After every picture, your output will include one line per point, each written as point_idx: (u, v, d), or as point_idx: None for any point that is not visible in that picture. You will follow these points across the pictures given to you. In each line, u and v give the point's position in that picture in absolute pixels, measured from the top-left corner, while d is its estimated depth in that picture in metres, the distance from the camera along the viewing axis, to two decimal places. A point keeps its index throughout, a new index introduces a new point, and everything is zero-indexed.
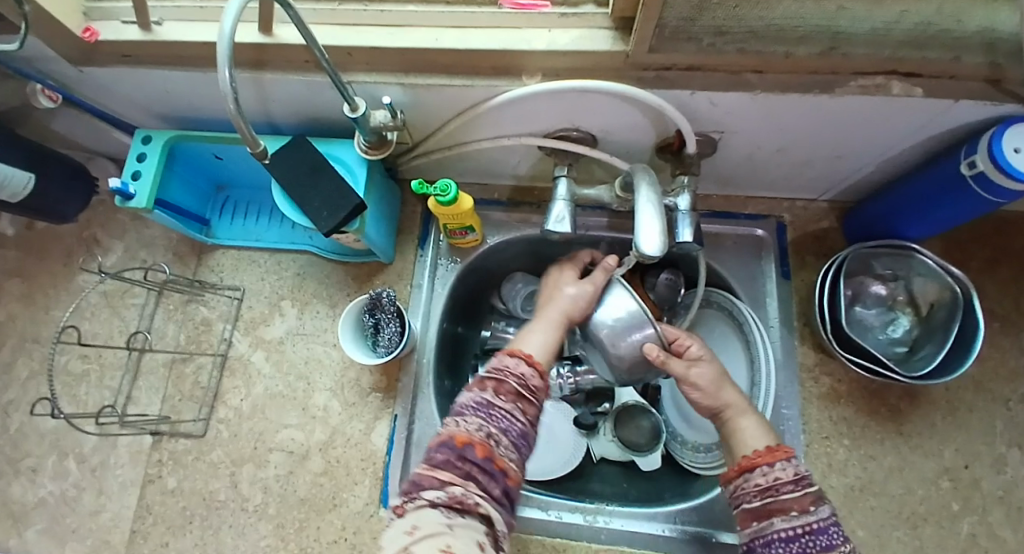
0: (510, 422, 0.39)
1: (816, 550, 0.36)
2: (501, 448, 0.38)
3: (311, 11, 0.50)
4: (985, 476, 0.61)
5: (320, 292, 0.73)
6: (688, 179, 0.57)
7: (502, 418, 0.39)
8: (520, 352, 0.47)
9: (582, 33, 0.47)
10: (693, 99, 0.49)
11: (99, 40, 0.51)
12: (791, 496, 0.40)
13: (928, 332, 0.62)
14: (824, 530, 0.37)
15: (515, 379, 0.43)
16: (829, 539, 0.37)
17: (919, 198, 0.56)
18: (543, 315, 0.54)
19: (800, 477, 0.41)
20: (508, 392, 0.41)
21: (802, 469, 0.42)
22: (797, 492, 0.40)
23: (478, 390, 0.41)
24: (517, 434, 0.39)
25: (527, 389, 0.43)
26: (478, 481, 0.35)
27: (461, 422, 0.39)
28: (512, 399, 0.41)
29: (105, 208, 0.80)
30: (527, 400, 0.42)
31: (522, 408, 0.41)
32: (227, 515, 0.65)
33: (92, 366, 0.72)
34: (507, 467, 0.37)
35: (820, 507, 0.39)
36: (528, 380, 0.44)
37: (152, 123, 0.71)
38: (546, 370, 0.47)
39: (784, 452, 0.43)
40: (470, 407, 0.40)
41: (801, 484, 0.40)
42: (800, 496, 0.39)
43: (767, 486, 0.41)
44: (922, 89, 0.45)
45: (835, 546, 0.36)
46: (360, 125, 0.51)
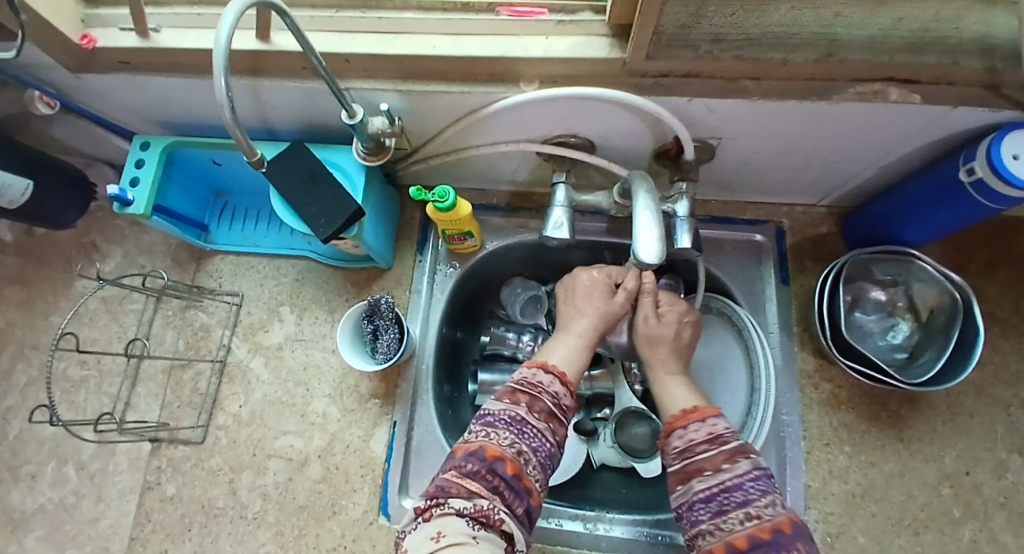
0: (540, 442, 0.43)
1: (732, 505, 0.39)
2: (528, 467, 0.41)
3: (308, 18, 0.50)
4: (986, 481, 0.61)
5: (319, 298, 0.73)
6: (687, 185, 0.57)
7: (532, 437, 0.43)
8: (552, 368, 0.50)
9: (579, 40, 0.47)
10: (691, 106, 0.49)
11: (96, 46, 0.51)
12: (706, 455, 0.43)
13: (929, 337, 0.62)
14: (739, 486, 0.39)
15: (548, 397, 0.47)
16: (745, 494, 0.39)
17: (919, 202, 0.56)
18: (571, 328, 0.56)
19: (714, 436, 0.44)
20: (540, 410, 0.45)
21: (716, 428, 0.45)
22: (712, 451, 0.43)
23: (513, 403, 0.45)
24: (545, 455, 0.43)
25: (557, 409, 0.47)
26: (505, 497, 0.37)
27: (493, 435, 0.41)
28: (545, 419, 0.45)
29: (104, 214, 0.80)
30: (557, 421, 0.46)
31: (551, 429, 0.45)
32: (226, 522, 0.65)
33: (90, 372, 0.72)
34: (532, 486, 0.40)
35: (737, 464, 0.41)
36: (561, 400, 0.47)
37: (151, 130, 0.71)
38: (575, 389, 0.51)
39: (702, 414, 0.47)
40: (502, 421, 0.43)
41: (715, 443, 0.43)
42: (715, 456, 0.42)
43: (686, 447, 0.44)
44: (919, 96, 0.45)
45: (750, 501, 0.38)
46: (358, 132, 0.51)
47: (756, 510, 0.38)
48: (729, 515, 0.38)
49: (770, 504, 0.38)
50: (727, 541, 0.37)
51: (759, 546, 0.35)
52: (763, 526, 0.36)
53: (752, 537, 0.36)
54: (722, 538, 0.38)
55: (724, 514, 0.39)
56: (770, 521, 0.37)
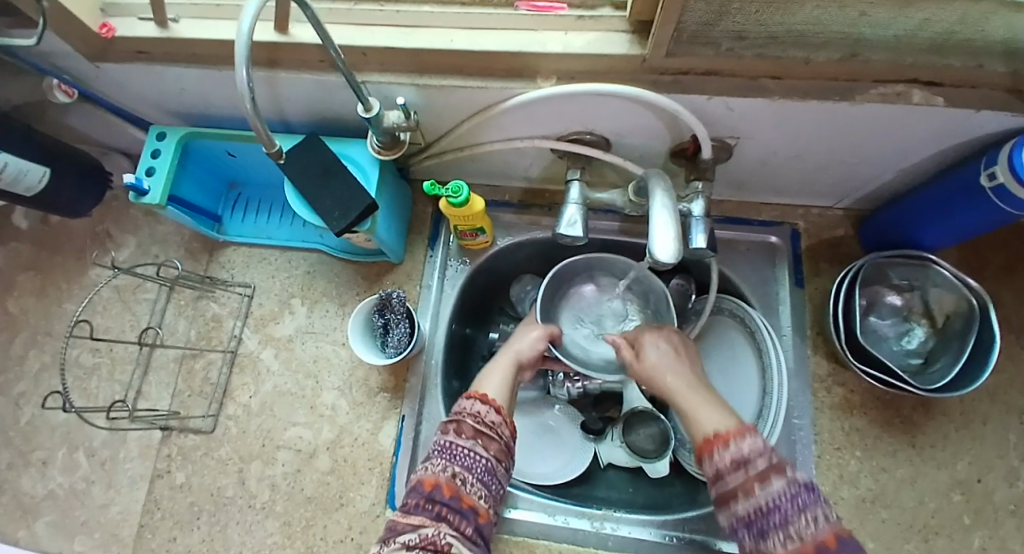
0: (474, 459, 0.44)
1: (772, 528, 0.36)
2: (468, 486, 0.42)
3: (327, 11, 0.50)
4: (998, 489, 0.60)
5: (330, 291, 0.73)
6: (703, 184, 0.56)
7: (464, 457, 0.44)
8: (477, 394, 0.50)
9: (600, 35, 0.47)
10: (709, 104, 0.49)
11: (115, 35, 0.52)
12: (736, 479, 0.39)
13: (944, 343, 0.61)
14: (776, 506, 0.36)
15: (471, 418, 0.47)
16: (784, 515, 0.35)
17: (936, 207, 0.55)
18: (499, 358, 0.57)
19: (739, 456, 0.40)
20: (468, 430, 0.46)
21: (740, 445, 0.40)
22: (740, 475, 0.39)
23: (443, 432, 0.47)
24: (483, 471, 0.44)
25: (485, 426, 0.47)
26: (450, 521, 0.39)
27: (429, 466, 0.43)
28: (473, 437, 0.46)
29: (119, 204, 0.80)
30: (487, 436, 0.46)
31: (483, 444, 0.46)
32: (235, 512, 0.65)
33: (103, 360, 0.73)
34: (475, 504, 0.41)
35: (768, 484, 0.37)
36: (485, 416, 0.48)
37: (167, 120, 0.71)
38: (506, 407, 0.51)
39: (722, 437, 0.42)
40: (437, 451, 0.45)
41: (742, 464, 0.39)
42: (744, 476, 0.38)
43: (716, 471, 0.41)
44: (943, 98, 0.45)
45: (790, 521, 0.35)
46: (373, 125, 0.51)
47: (797, 530, 0.34)
48: (770, 540, 0.35)
49: (810, 522, 0.34)
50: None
51: None
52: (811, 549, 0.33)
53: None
54: None
55: (766, 538, 0.36)
56: (814, 541, 0.33)
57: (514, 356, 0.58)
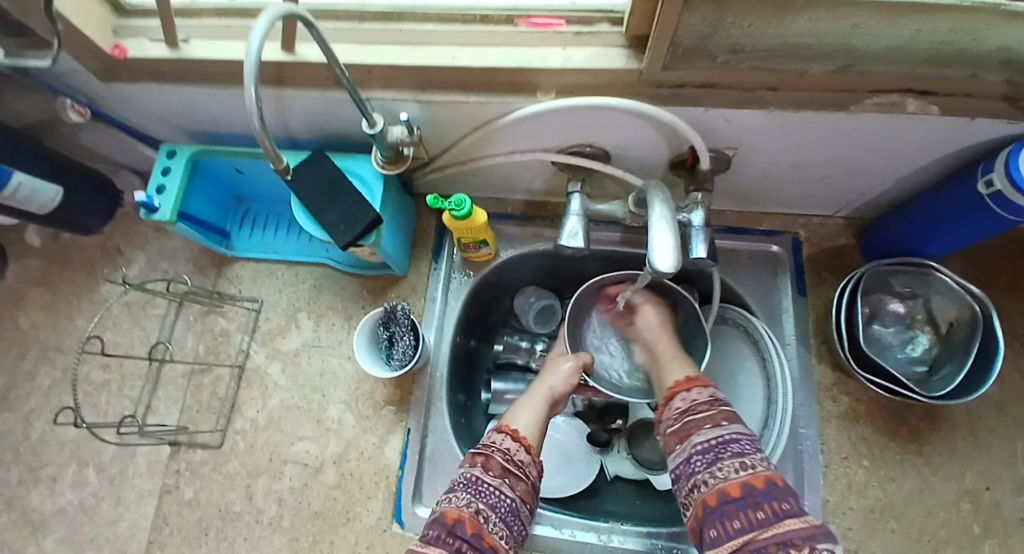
0: (498, 498, 0.45)
1: (726, 454, 0.43)
2: (490, 524, 0.44)
3: (333, 30, 0.51)
4: (1006, 499, 0.59)
5: (336, 304, 0.74)
6: (702, 195, 0.57)
7: (489, 495, 0.45)
8: (508, 430, 0.52)
9: (598, 50, 0.48)
10: (708, 116, 0.50)
11: (128, 56, 0.54)
12: (705, 414, 0.47)
13: (948, 351, 0.61)
14: (736, 440, 0.44)
15: (500, 455, 0.49)
16: (741, 447, 0.43)
17: (936, 213, 0.55)
18: (533, 392, 0.59)
19: (713, 399, 0.49)
20: (495, 467, 0.48)
21: (715, 394, 0.49)
22: (711, 411, 0.47)
23: (470, 465, 0.48)
24: (506, 510, 0.45)
25: (513, 464, 0.49)
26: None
27: (452, 499, 0.45)
28: (500, 475, 0.47)
29: (130, 221, 0.82)
30: (515, 475, 0.48)
31: (509, 483, 0.47)
32: (242, 527, 0.65)
33: (113, 376, 0.74)
34: (495, 543, 0.43)
35: (733, 423, 0.45)
36: (514, 455, 0.49)
37: (177, 138, 0.73)
38: (535, 448, 0.52)
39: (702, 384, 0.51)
40: (462, 484, 0.46)
41: (713, 405, 0.48)
42: (714, 414, 0.47)
43: (687, 409, 0.49)
44: (938, 107, 0.45)
45: (745, 451, 0.43)
46: (378, 141, 0.53)
47: (750, 461, 0.41)
48: (723, 464, 0.42)
49: (763, 458, 0.42)
50: (719, 487, 0.41)
51: (751, 495, 0.39)
52: (757, 476, 0.40)
53: (745, 484, 0.40)
54: (716, 486, 0.41)
55: (719, 463, 0.42)
56: (765, 474, 0.40)
57: (548, 391, 0.59)
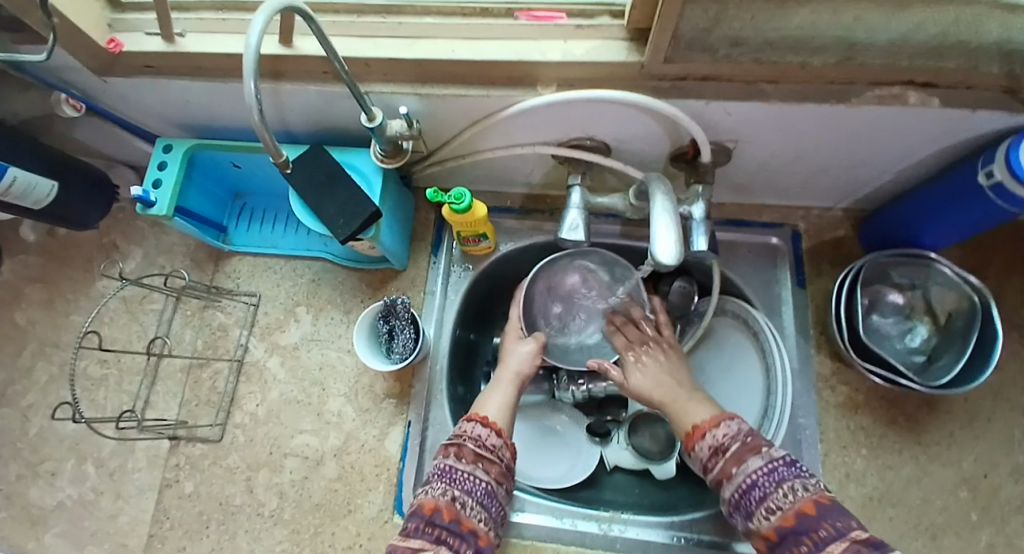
0: (473, 483, 0.47)
1: (754, 501, 0.43)
2: (467, 509, 0.45)
3: (331, 23, 0.50)
4: (1004, 485, 0.60)
5: (335, 298, 0.73)
6: (703, 188, 0.57)
7: (464, 481, 0.47)
8: (477, 417, 0.54)
9: (598, 44, 0.48)
10: (709, 108, 0.50)
11: (122, 50, 0.53)
12: (720, 467, 0.47)
13: (947, 341, 0.61)
14: (754, 483, 0.43)
15: (472, 443, 0.51)
16: (763, 490, 0.42)
17: (935, 205, 0.56)
18: (499, 377, 0.62)
19: (719, 447, 0.48)
20: (469, 454, 0.49)
21: (717, 440, 0.49)
22: (725, 459, 0.47)
23: (442, 455, 0.50)
24: (482, 493, 0.47)
25: (485, 450, 0.51)
26: (451, 544, 0.41)
27: (429, 491, 0.46)
28: (473, 461, 0.49)
29: (125, 216, 0.81)
30: (488, 460, 0.50)
31: (483, 468, 0.49)
32: (243, 520, 0.65)
33: (111, 371, 0.74)
34: (475, 526, 0.44)
35: (747, 464, 0.45)
36: (486, 440, 0.52)
37: (172, 132, 0.72)
38: (507, 430, 0.55)
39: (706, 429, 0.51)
40: (436, 474, 0.48)
41: (722, 452, 0.48)
42: (727, 463, 0.47)
43: (706, 465, 0.49)
44: (939, 99, 0.45)
45: (768, 492, 0.42)
46: (377, 135, 0.52)
47: (775, 503, 0.41)
48: (755, 514, 0.42)
49: (788, 491, 0.41)
50: (763, 536, 0.41)
51: (787, 535, 0.39)
52: (786, 515, 0.40)
53: (778, 526, 0.40)
54: (760, 534, 0.42)
55: (751, 514, 0.43)
56: (793, 508, 0.40)
57: (514, 376, 0.61)
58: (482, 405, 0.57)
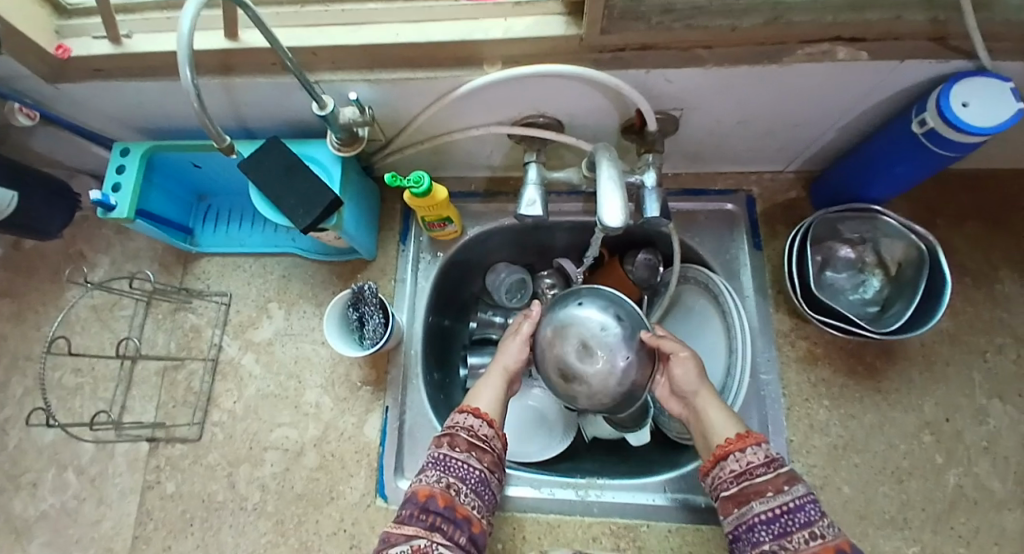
0: (467, 470, 0.48)
1: (794, 526, 0.40)
2: (462, 496, 0.46)
3: (275, 14, 0.51)
4: (967, 428, 0.63)
5: (306, 292, 0.74)
6: (653, 157, 0.58)
7: (458, 468, 0.48)
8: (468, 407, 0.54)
9: (538, 19, 0.49)
10: (650, 77, 0.51)
11: (71, 56, 0.53)
12: (766, 478, 0.44)
13: (899, 290, 0.64)
14: (801, 507, 0.41)
15: (464, 431, 0.51)
16: (808, 515, 0.41)
17: (879, 159, 0.58)
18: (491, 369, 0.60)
19: (771, 459, 0.45)
20: (461, 443, 0.50)
21: (770, 452, 0.46)
22: (771, 474, 0.44)
23: (437, 445, 0.50)
24: (476, 480, 0.47)
25: (478, 439, 0.50)
26: (443, 530, 0.43)
27: (423, 478, 0.47)
28: (466, 450, 0.49)
29: (90, 224, 0.81)
30: (481, 448, 0.50)
31: (476, 456, 0.49)
32: (227, 515, 0.66)
33: (86, 379, 0.74)
34: (469, 513, 0.45)
35: (796, 486, 0.43)
36: (478, 429, 0.51)
37: (130, 135, 0.72)
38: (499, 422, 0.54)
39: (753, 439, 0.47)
40: (431, 463, 0.48)
41: (772, 466, 0.44)
42: (774, 477, 0.44)
43: (743, 470, 0.45)
44: (867, 53, 0.47)
45: (812, 521, 0.40)
46: (330, 122, 0.53)
47: (820, 530, 0.40)
48: (793, 536, 0.40)
49: (830, 525, 0.41)
50: None
51: None
52: (829, 546, 0.39)
53: None
54: None
55: (788, 536, 0.40)
56: (834, 542, 0.39)
57: (503, 368, 0.59)
58: (477, 398, 0.56)
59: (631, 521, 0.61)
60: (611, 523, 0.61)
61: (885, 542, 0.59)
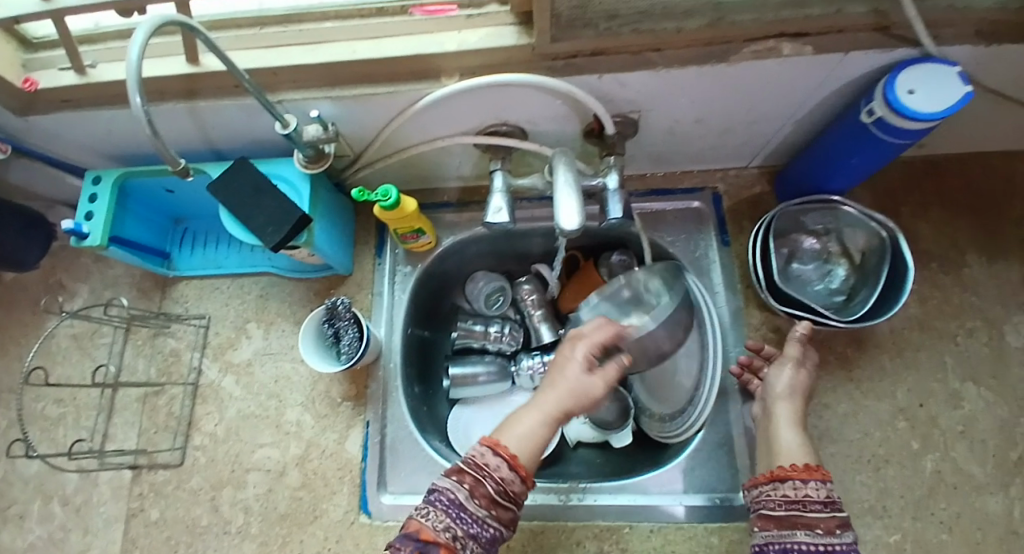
0: (480, 528, 0.42)
1: None
2: (465, 551, 0.41)
3: (234, 39, 0.52)
4: (942, 413, 0.63)
5: (283, 311, 0.74)
6: (614, 159, 0.59)
7: (471, 522, 0.41)
8: (504, 449, 0.46)
9: (489, 31, 0.50)
10: (603, 82, 0.52)
11: (39, 88, 0.54)
12: (819, 515, 0.46)
13: (864, 278, 0.65)
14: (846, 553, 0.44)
15: (492, 480, 0.44)
16: None
17: (836, 150, 0.59)
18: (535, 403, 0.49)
19: (830, 500, 0.46)
20: (483, 495, 0.43)
21: (832, 493, 0.47)
22: (825, 513, 0.46)
23: (458, 482, 0.43)
24: (486, 540, 0.42)
25: (503, 495, 0.44)
26: None
27: (432, 513, 0.42)
28: (487, 506, 0.43)
29: (68, 253, 0.81)
30: (502, 506, 0.43)
31: (494, 515, 0.43)
32: (211, 539, 0.65)
33: (68, 409, 0.73)
34: None
35: (846, 533, 0.45)
36: (507, 486, 0.44)
37: (104, 164, 0.73)
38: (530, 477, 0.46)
39: (820, 475, 0.48)
40: (443, 500, 0.42)
41: (830, 507, 0.46)
42: (828, 517, 0.45)
43: (797, 499, 0.47)
44: (812, 47, 0.48)
45: None
46: (294, 140, 0.54)
47: None
48: None
49: None
50: None
51: None
52: None
53: None
54: None
55: None
56: None
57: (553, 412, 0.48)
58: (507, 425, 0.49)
59: (614, 522, 0.61)
60: (595, 526, 0.61)
61: (868, 531, 0.59)
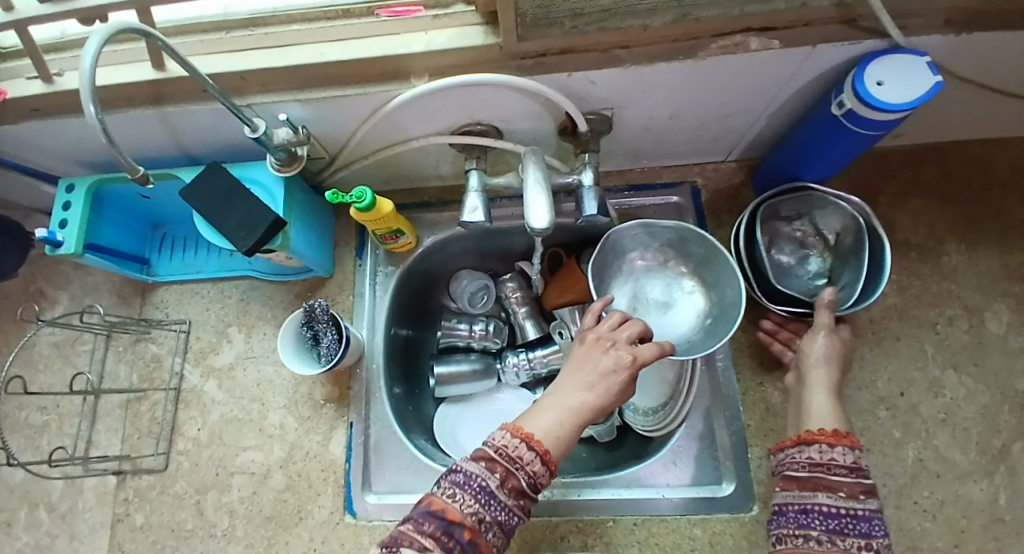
0: (505, 516, 0.40)
1: (854, 530, 0.44)
2: (488, 535, 0.39)
3: (199, 43, 0.52)
4: (922, 401, 0.64)
5: (265, 314, 0.74)
6: (589, 156, 0.59)
7: (497, 509, 0.40)
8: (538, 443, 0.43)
9: (456, 31, 0.50)
10: (573, 80, 0.52)
11: (8, 97, 0.53)
12: (843, 479, 0.47)
13: (839, 260, 0.66)
14: (867, 519, 0.44)
15: (523, 472, 0.42)
16: (868, 526, 0.44)
17: (812, 142, 0.59)
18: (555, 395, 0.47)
19: (856, 467, 0.47)
20: (513, 486, 0.41)
21: (859, 460, 0.48)
22: (849, 478, 0.47)
23: (490, 468, 0.41)
24: (507, 527, 0.41)
25: (530, 488, 0.42)
26: None
27: (459, 493, 0.40)
28: (514, 496, 0.41)
29: (47, 260, 0.81)
30: (527, 498, 0.42)
31: (518, 506, 0.41)
32: (197, 543, 0.66)
33: (51, 416, 0.73)
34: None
35: (868, 499, 0.45)
36: (537, 480, 0.42)
37: (78, 171, 0.72)
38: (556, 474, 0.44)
39: (847, 441, 0.49)
40: (472, 483, 0.40)
41: (855, 472, 0.47)
42: (852, 483, 0.46)
43: (822, 462, 0.48)
44: (779, 41, 0.48)
45: (872, 534, 0.44)
46: (265, 144, 0.53)
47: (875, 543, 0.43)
48: (847, 537, 0.44)
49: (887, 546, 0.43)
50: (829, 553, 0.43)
51: None
52: None
53: None
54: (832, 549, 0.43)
55: (843, 535, 0.44)
56: None
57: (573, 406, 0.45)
58: (535, 412, 0.46)
59: (596, 517, 0.62)
60: (578, 520, 0.62)
61: None
